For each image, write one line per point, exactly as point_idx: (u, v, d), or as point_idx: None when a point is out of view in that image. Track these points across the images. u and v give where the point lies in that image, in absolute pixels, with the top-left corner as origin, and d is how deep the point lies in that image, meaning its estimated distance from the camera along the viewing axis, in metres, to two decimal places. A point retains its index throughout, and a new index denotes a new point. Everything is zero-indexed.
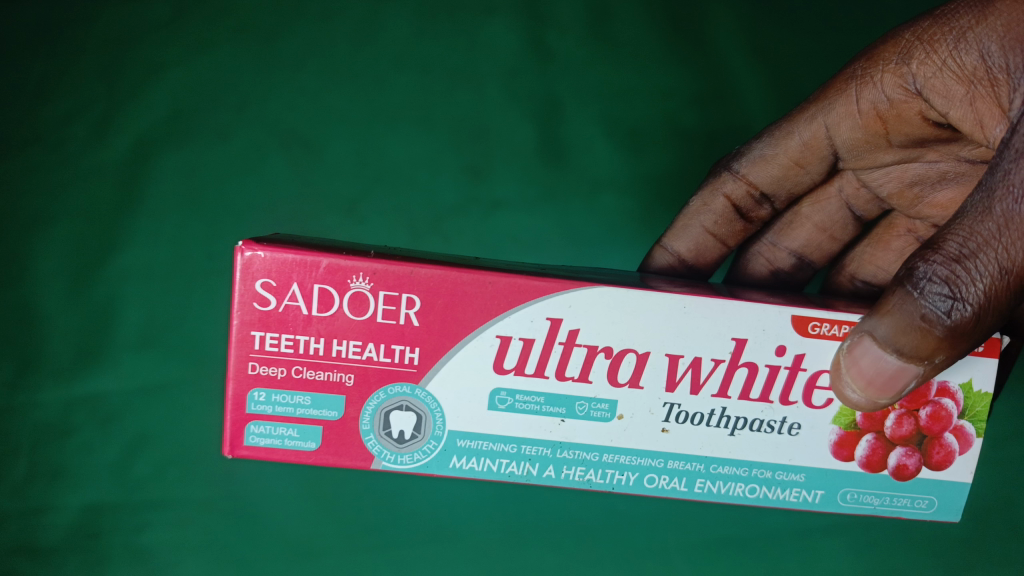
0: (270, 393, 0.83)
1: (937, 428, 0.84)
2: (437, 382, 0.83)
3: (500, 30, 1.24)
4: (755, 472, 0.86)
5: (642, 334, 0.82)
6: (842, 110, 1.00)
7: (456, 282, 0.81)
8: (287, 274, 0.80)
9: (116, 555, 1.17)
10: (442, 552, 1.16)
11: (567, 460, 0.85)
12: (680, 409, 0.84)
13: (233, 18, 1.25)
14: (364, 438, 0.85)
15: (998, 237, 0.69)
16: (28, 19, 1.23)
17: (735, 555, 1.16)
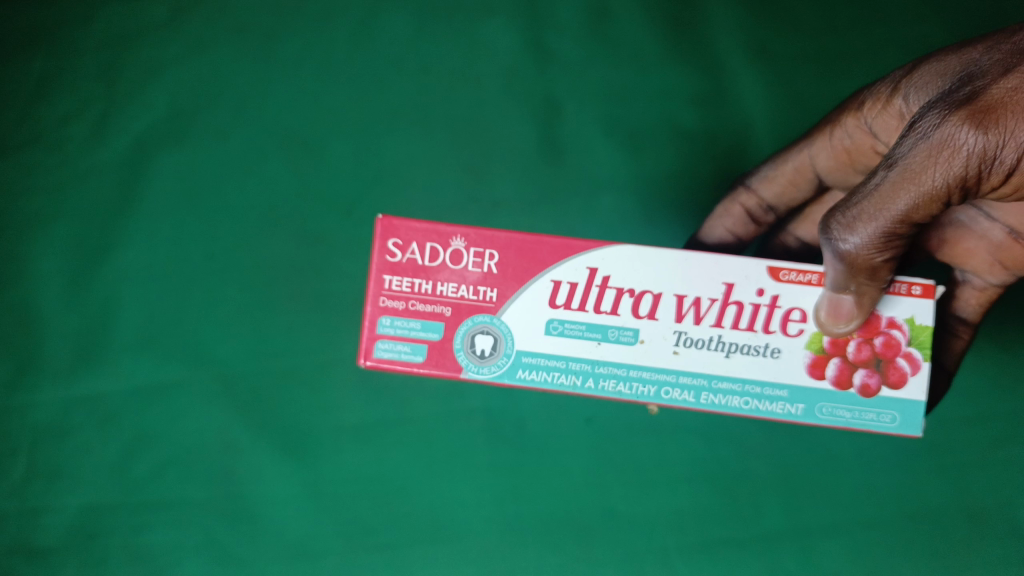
0: (392, 319, 0.89)
1: (893, 349, 0.85)
2: (511, 314, 0.87)
3: (499, 33, 1.27)
4: (748, 387, 0.86)
5: (653, 275, 0.86)
6: (821, 144, 1.18)
7: (527, 244, 0.87)
8: (410, 233, 0.88)
9: (112, 557, 1.15)
10: (442, 557, 1.11)
11: (603, 374, 0.87)
12: (687, 335, 0.86)
13: (234, 22, 1.28)
14: (457, 354, 0.89)
15: (878, 198, 0.86)
16: (32, 24, 1.28)
17: (748, 564, 1.08)
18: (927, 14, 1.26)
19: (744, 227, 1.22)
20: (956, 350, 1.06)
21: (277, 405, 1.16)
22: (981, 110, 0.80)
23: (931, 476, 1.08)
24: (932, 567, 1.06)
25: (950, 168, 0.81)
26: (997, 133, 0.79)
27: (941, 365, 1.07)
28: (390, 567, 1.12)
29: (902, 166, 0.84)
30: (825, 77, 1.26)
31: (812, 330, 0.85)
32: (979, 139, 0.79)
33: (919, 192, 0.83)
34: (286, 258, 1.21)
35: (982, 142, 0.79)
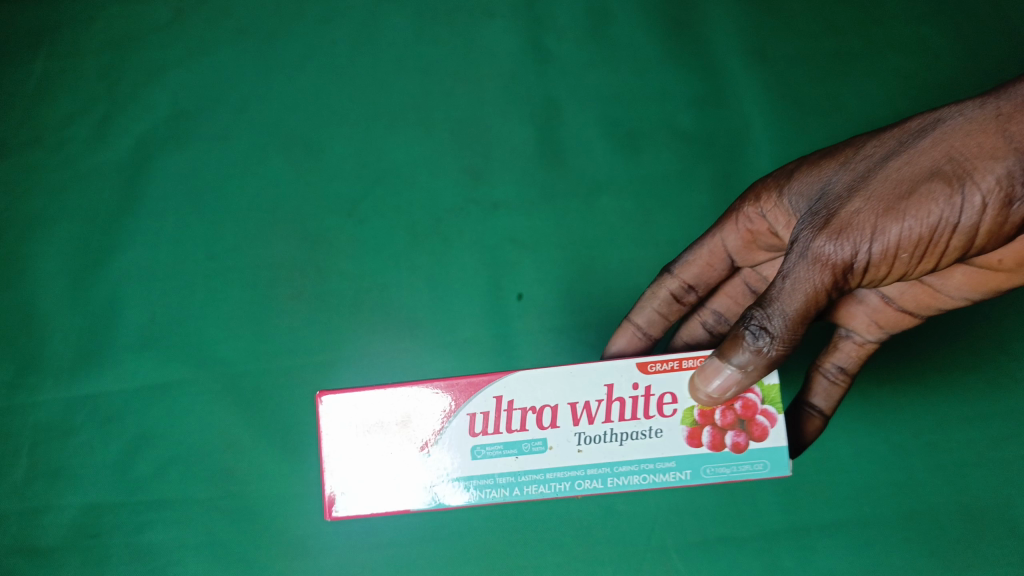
0: (342, 480, 0.82)
1: (753, 407, 0.81)
2: (439, 451, 0.82)
3: (499, 41, 1.33)
4: (648, 464, 0.81)
5: (552, 393, 0.81)
6: (728, 230, 1.01)
7: (451, 386, 0.82)
8: (343, 402, 0.82)
9: (114, 557, 1.08)
10: (445, 560, 1.05)
11: (525, 483, 0.81)
12: (585, 436, 0.81)
13: (239, 31, 1.36)
14: (404, 491, 0.82)
15: (772, 304, 0.76)
16: (42, 41, 1.37)
17: (747, 562, 1.02)
18: (911, 17, 1.32)
19: (672, 311, 1.04)
20: (830, 399, 0.98)
21: (279, 404, 1.13)
22: (870, 210, 0.76)
23: (953, 469, 1.05)
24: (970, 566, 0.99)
25: (831, 276, 0.76)
26: (864, 244, 0.76)
27: (816, 411, 0.97)
28: (393, 565, 1.05)
29: (791, 276, 0.77)
30: (819, 75, 1.29)
31: (684, 406, 0.81)
32: (849, 250, 0.76)
33: (811, 299, 0.76)
34: (286, 259, 1.22)
35: (853, 253, 0.76)
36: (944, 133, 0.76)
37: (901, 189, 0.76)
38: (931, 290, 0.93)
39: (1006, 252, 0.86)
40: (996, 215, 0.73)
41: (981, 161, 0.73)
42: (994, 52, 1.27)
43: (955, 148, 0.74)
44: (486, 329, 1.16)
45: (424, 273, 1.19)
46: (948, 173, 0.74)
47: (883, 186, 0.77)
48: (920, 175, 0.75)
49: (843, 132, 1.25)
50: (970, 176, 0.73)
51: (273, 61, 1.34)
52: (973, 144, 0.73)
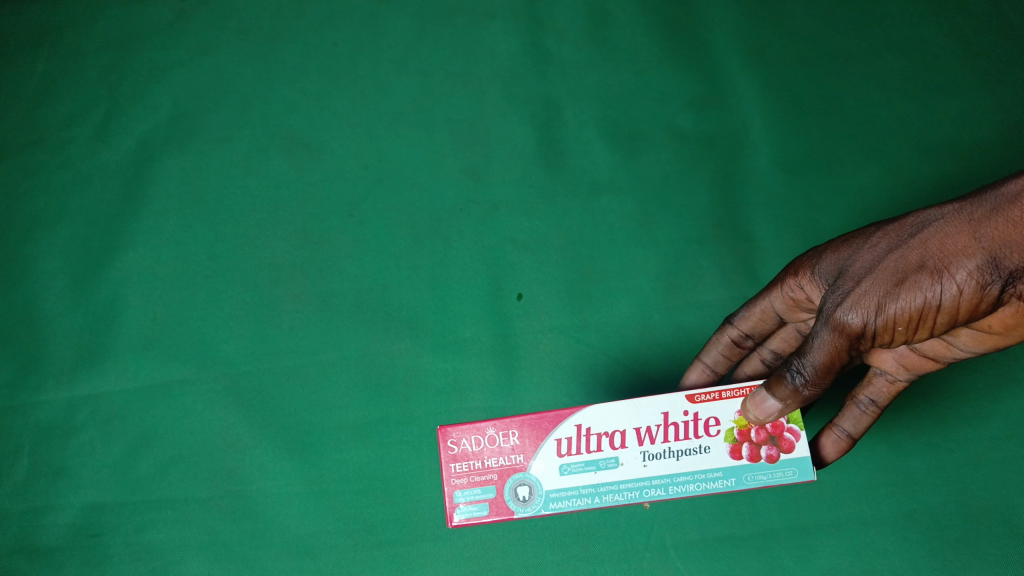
0: (463, 490, 0.85)
1: (781, 424, 0.86)
2: (537, 467, 0.85)
3: (499, 46, 1.36)
4: (702, 475, 0.85)
5: (622, 418, 0.85)
6: (780, 295, 0.97)
7: (544, 416, 0.86)
8: (459, 433, 0.85)
9: (115, 558, 1.06)
10: (444, 559, 1.03)
11: (604, 493, 0.85)
12: (650, 455, 0.85)
13: (243, 36, 1.39)
14: (508, 501, 0.86)
15: (797, 361, 0.82)
16: (49, 46, 1.40)
17: (747, 562, 1.01)
18: (908, 18, 1.34)
19: (734, 355, 1.04)
20: (860, 424, 0.98)
21: (279, 404, 1.12)
22: (884, 282, 0.80)
23: (954, 468, 1.05)
24: (969, 565, 0.99)
25: (839, 346, 0.80)
26: (866, 320, 0.79)
27: (843, 433, 0.99)
28: (393, 565, 1.03)
29: (814, 339, 0.82)
30: (819, 75, 1.31)
31: (726, 427, 0.85)
32: (855, 326, 0.80)
33: (827, 363, 0.81)
34: (287, 258, 1.22)
35: (859, 328, 0.80)
36: (930, 227, 0.79)
37: (910, 266, 0.79)
38: (945, 343, 0.94)
39: (993, 318, 0.86)
40: (976, 298, 0.77)
41: (959, 255, 0.76)
42: (992, 53, 1.29)
43: (937, 243, 0.78)
44: (486, 328, 1.15)
45: (425, 273, 1.19)
46: (933, 264, 0.78)
47: (882, 271, 0.81)
48: (910, 263, 0.79)
49: (843, 132, 1.25)
50: (952, 267, 0.77)
51: (278, 65, 1.37)
52: (953, 239, 0.77)
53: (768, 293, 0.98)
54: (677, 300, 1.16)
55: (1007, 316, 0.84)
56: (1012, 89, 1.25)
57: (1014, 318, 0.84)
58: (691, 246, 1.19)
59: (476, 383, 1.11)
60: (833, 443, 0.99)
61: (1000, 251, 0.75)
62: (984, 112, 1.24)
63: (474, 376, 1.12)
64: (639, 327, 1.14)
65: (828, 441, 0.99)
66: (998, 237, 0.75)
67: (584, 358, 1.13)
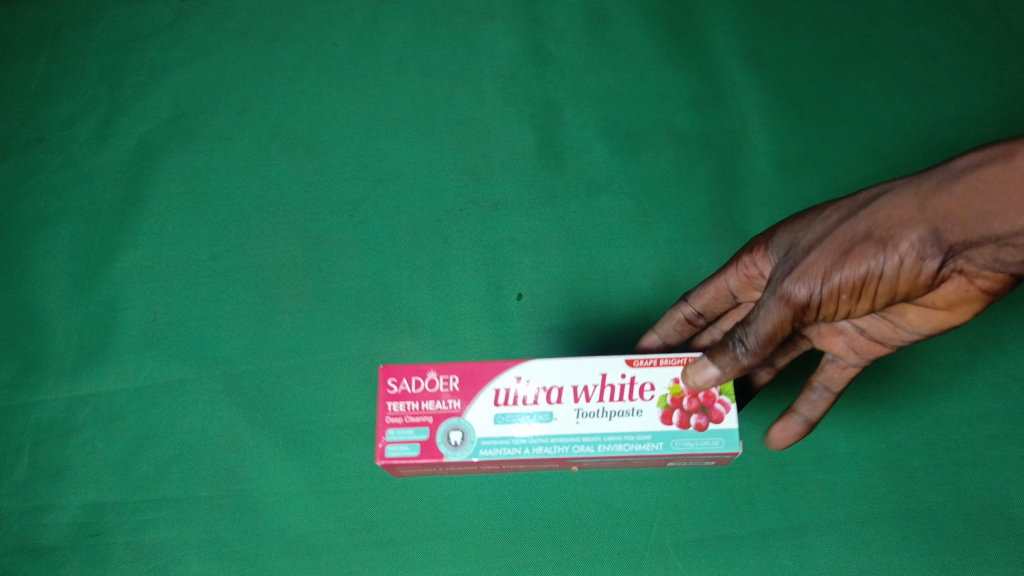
0: (393, 429, 0.86)
1: (713, 395, 0.86)
2: (471, 414, 0.86)
3: (498, 48, 1.37)
4: (632, 438, 0.85)
5: (563, 373, 0.87)
6: (738, 275, 0.99)
7: (486, 367, 0.87)
8: (400, 373, 0.87)
9: (116, 557, 1.04)
10: (443, 559, 1.02)
11: (533, 445, 0.85)
12: (583, 411, 0.85)
13: (245, 38, 1.41)
14: (437, 444, 0.85)
15: (741, 330, 0.84)
16: (52, 49, 1.41)
17: (747, 561, 1.00)
18: (905, 19, 1.35)
19: (687, 331, 1.06)
20: (817, 410, 0.98)
21: (280, 403, 1.12)
22: (829, 255, 0.81)
23: (954, 467, 1.05)
24: (972, 566, 0.99)
25: (783, 316, 0.83)
26: (813, 291, 0.82)
27: (800, 420, 0.98)
28: (392, 566, 1.02)
29: (760, 309, 0.84)
30: (817, 75, 1.31)
31: (660, 393, 0.86)
32: (800, 296, 0.82)
33: (771, 332, 0.83)
34: (287, 258, 1.22)
35: (803, 299, 0.82)
36: (881, 201, 0.81)
37: (855, 238, 0.80)
38: (892, 324, 0.93)
39: (935, 295, 0.85)
40: (917, 269, 0.78)
41: (902, 227, 0.77)
42: (989, 55, 1.30)
43: (883, 216, 0.79)
44: (485, 327, 1.15)
45: (425, 272, 1.20)
46: (878, 236, 0.79)
47: (830, 243, 0.82)
48: (858, 235, 0.80)
49: (842, 132, 1.26)
50: (895, 237, 0.78)
51: (280, 67, 1.38)
52: (899, 212, 0.78)
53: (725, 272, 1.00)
54: (676, 299, 1.16)
55: (948, 292, 0.83)
56: (1009, 89, 1.26)
57: (956, 294, 0.83)
58: (690, 245, 1.19)
59: None
60: (793, 426, 0.99)
61: (943, 223, 0.76)
62: (983, 111, 1.24)
63: None
64: (638, 326, 1.14)
65: (784, 428, 0.99)
66: (942, 211, 0.76)
67: (583, 358, 1.13)
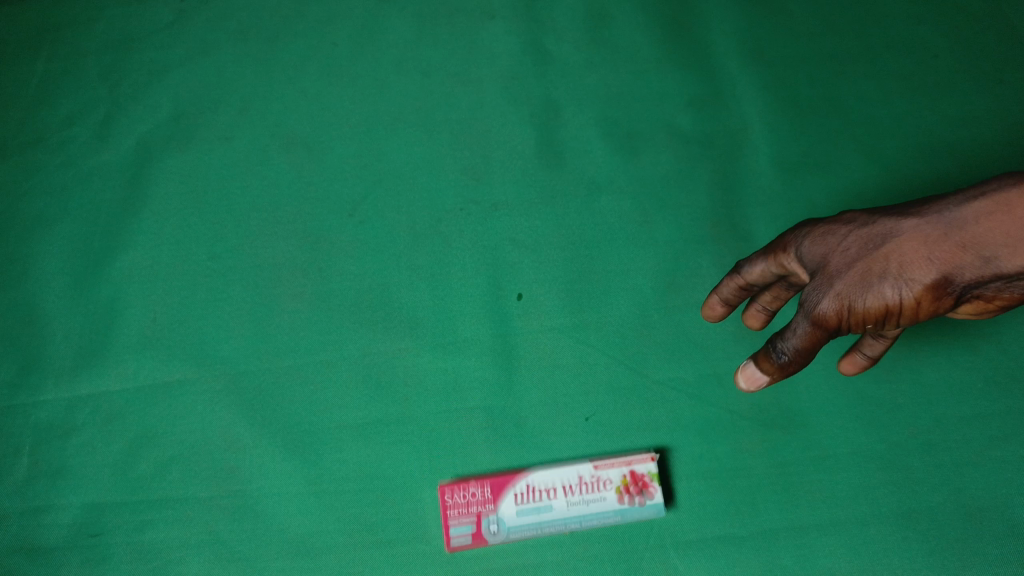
0: (454, 527, 1.00)
1: (643, 479, 1.02)
2: (503, 517, 1.01)
3: (498, 47, 1.37)
4: (607, 519, 1.01)
5: (554, 478, 1.02)
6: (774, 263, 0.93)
7: (502, 480, 1.02)
8: (449, 500, 1.01)
9: (116, 557, 1.05)
10: (443, 560, 1.02)
11: (546, 528, 1.00)
12: (574, 501, 1.01)
13: (245, 37, 1.41)
14: (484, 533, 1.00)
15: (780, 344, 0.86)
16: (51, 48, 1.41)
17: (747, 562, 1.01)
18: (906, 18, 1.35)
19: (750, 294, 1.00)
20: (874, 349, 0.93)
21: (279, 403, 1.12)
22: (855, 282, 0.82)
23: (954, 468, 1.05)
24: (966, 565, 1.00)
25: (816, 336, 0.84)
26: (840, 317, 0.83)
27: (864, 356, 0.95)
28: (392, 566, 1.03)
29: (796, 329, 0.85)
30: (818, 74, 1.31)
31: (615, 484, 1.02)
32: (829, 322, 0.84)
33: (807, 352, 0.85)
34: (287, 258, 1.22)
35: (836, 323, 0.83)
36: (897, 237, 0.83)
37: (877, 270, 0.82)
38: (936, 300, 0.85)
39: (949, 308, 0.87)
40: (930, 308, 0.82)
41: (921, 265, 0.81)
42: (990, 55, 1.30)
43: (903, 253, 0.82)
44: (485, 328, 1.15)
45: (425, 272, 1.20)
46: (899, 271, 0.81)
47: (855, 272, 0.83)
48: (878, 269, 0.82)
49: (843, 132, 1.26)
50: (914, 278, 0.81)
51: (279, 67, 1.38)
52: (917, 254, 0.81)
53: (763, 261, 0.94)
54: (677, 299, 1.16)
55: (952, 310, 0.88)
56: (1009, 89, 1.26)
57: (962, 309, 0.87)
58: (691, 245, 1.19)
59: (476, 383, 1.11)
60: (854, 363, 0.97)
61: (956, 271, 0.80)
62: (984, 111, 1.24)
63: (473, 375, 1.12)
64: (639, 327, 1.14)
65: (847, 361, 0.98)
66: (953, 254, 0.80)
67: (584, 357, 1.12)
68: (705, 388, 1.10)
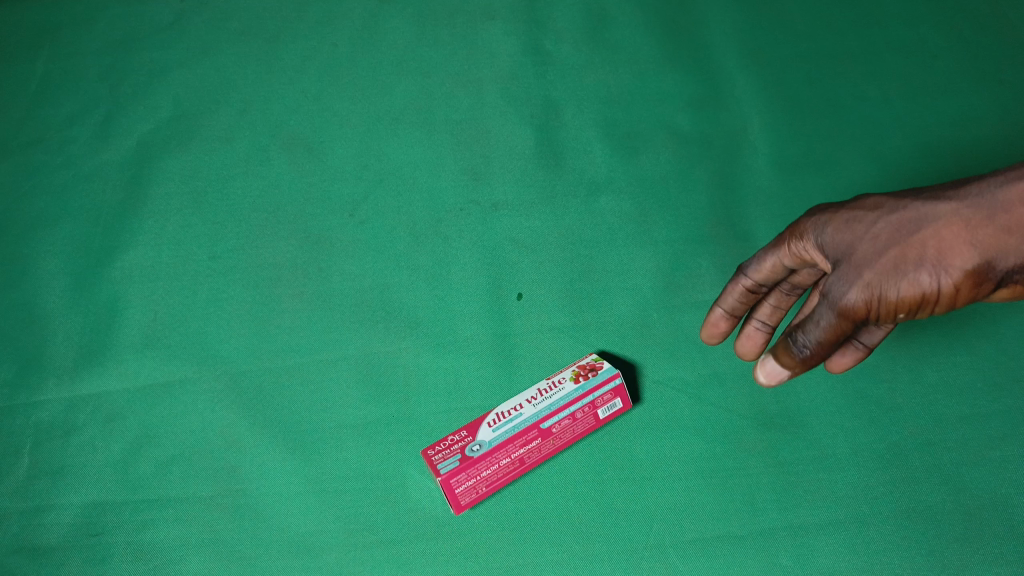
0: (446, 465, 1.00)
1: (591, 363, 1.07)
2: (483, 437, 1.02)
3: (498, 48, 1.38)
4: (569, 387, 1.04)
5: (513, 398, 1.06)
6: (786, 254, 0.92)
7: (476, 420, 1.05)
8: (437, 453, 1.02)
9: (115, 557, 1.03)
10: (440, 560, 1.01)
11: (521, 425, 1.02)
12: (537, 399, 1.04)
13: (246, 39, 1.42)
14: (469, 457, 1.00)
15: (801, 336, 0.82)
16: (53, 49, 1.41)
17: (748, 561, 0.99)
18: (904, 20, 1.36)
19: (753, 302, 0.99)
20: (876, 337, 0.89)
21: (280, 402, 1.12)
22: (885, 270, 0.80)
23: (953, 467, 1.05)
24: (973, 565, 0.98)
25: (842, 326, 0.81)
26: (869, 305, 0.80)
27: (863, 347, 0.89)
28: (391, 566, 1.01)
29: (819, 317, 0.81)
30: (817, 75, 1.32)
31: (568, 372, 1.06)
32: (858, 311, 0.80)
33: (831, 342, 0.81)
34: (287, 258, 1.22)
35: (863, 312, 0.80)
36: (931, 223, 0.81)
37: (911, 256, 0.80)
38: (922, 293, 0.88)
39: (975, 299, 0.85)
40: (968, 295, 0.80)
41: (958, 253, 0.79)
42: (989, 56, 1.30)
43: (939, 239, 0.80)
44: (485, 328, 1.15)
45: (425, 272, 1.20)
46: (934, 259, 0.79)
47: (885, 262, 0.81)
48: (911, 256, 0.80)
49: (842, 132, 1.26)
50: (951, 265, 0.79)
51: (280, 68, 1.38)
52: (953, 241, 0.79)
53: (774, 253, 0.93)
54: (676, 299, 1.16)
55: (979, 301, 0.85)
56: (1009, 89, 1.26)
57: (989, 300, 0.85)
58: (690, 245, 1.19)
59: (475, 383, 1.11)
60: (854, 352, 0.89)
61: (996, 256, 0.78)
62: (983, 111, 1.24)
63: (473, 375, 1.12)
64: (638, 327, 1.14)
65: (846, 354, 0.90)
66: (993, 241, 0.78)
67: (584, 356, 1.12)
68: (705, 388, 1.10)
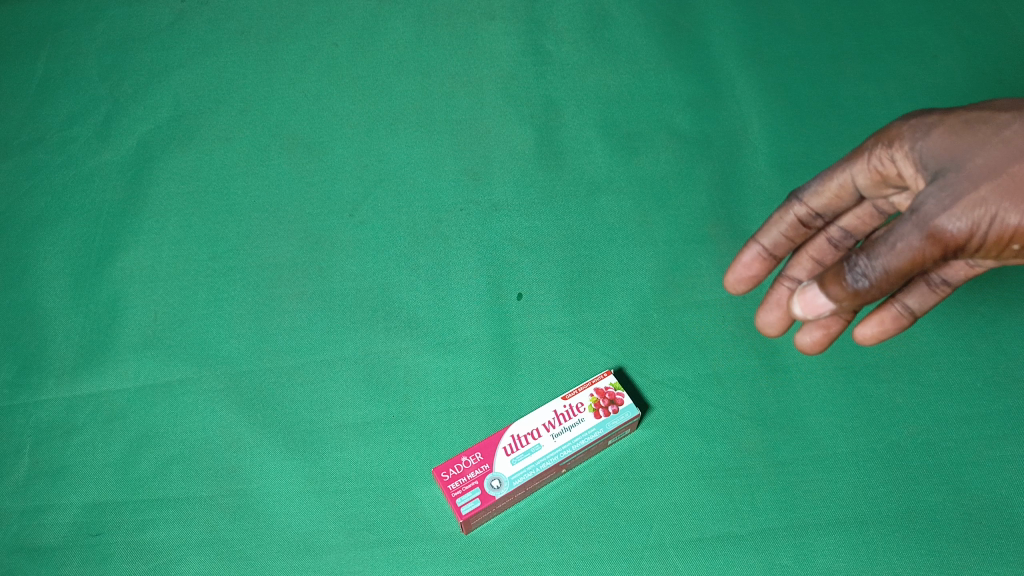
0: (463, 499, 0.99)
1: (609, 391, 1.07)
2: (501, 471, 1.02)
3: (498, 48, 1.38)
4: (589, 422, 1.04)
5: (529, 423, 1.05)
6: (865, 170, 0.96)
7: (489, 441, 1.04)
8: (452, 480, 1.01)
9: (115, 557, 1.03)
10: (440, 560, 1.01)
11: (540, 461, 1.02)
12: (557, 432, 1.04)
13: (247, 38, 1.42)
14: (486, 492, 1.00)
15: (866, 260, 0.82)
16: (53, 48, 1.41)
17: (747, 561, 0.99)
18: (904, 20, 1.36)
19: (798, 238, 1.03)
20: (924, 302, 0.96)
21: (280, 403, 1.12)
22: (995, 193, 0.83)
23: (953, 467, 1.05)
24: (971, 564, 0.98)
25: (929, 246, 0.83)
26: (966, 227, 0.83)
27: (905, 308, 0.95)
28: (392, 566, 1.01)
29: (902, 235, 0.83)
30: (817, 75, 1.32)
31: (586, 400, 1.06)
32: (951, 231, 0.83)
33: (909, 265, 0.83)
34: (287, 258, 1.23)
35: (957, 235, 0.83)
36: None
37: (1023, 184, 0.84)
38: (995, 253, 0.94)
39: None
40: None
41: None
42: (988, 56, 1.30)
43: None
44: (486, 328, 1.15)
45: (425, 272, 1.20)
46: None
47: (994, 180, 0.84)
48: None
49: (841, 132, 1.26)
50: None
51: (280, 67, 1.39)
52: None
53: (851, 167, 0.97)
54: (676, 299, 1.16)
55: None
56: (1009, 88, 1.26)
57: None
58: (692, 244, 1.19)
59: (475, 383, 1.11)
60: (893, 318, 0.96)
61: None
62: None
63: (473, 375, 1.12)
64: (639, 327, 1.14)
65: (887, 313, 0.96)
66: None
67: (583, 356, 1.12)
68: (705, 388, 1.10)
